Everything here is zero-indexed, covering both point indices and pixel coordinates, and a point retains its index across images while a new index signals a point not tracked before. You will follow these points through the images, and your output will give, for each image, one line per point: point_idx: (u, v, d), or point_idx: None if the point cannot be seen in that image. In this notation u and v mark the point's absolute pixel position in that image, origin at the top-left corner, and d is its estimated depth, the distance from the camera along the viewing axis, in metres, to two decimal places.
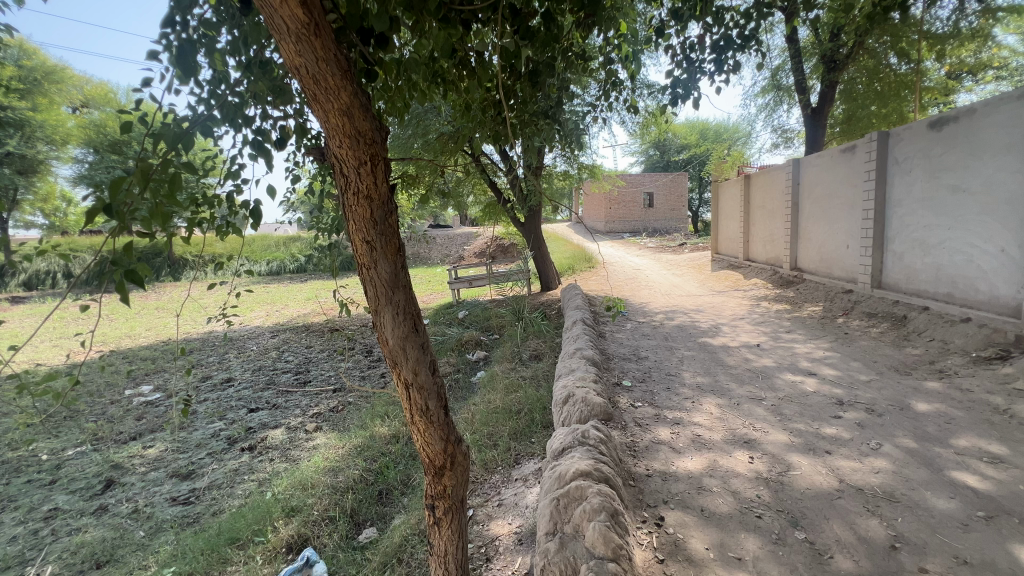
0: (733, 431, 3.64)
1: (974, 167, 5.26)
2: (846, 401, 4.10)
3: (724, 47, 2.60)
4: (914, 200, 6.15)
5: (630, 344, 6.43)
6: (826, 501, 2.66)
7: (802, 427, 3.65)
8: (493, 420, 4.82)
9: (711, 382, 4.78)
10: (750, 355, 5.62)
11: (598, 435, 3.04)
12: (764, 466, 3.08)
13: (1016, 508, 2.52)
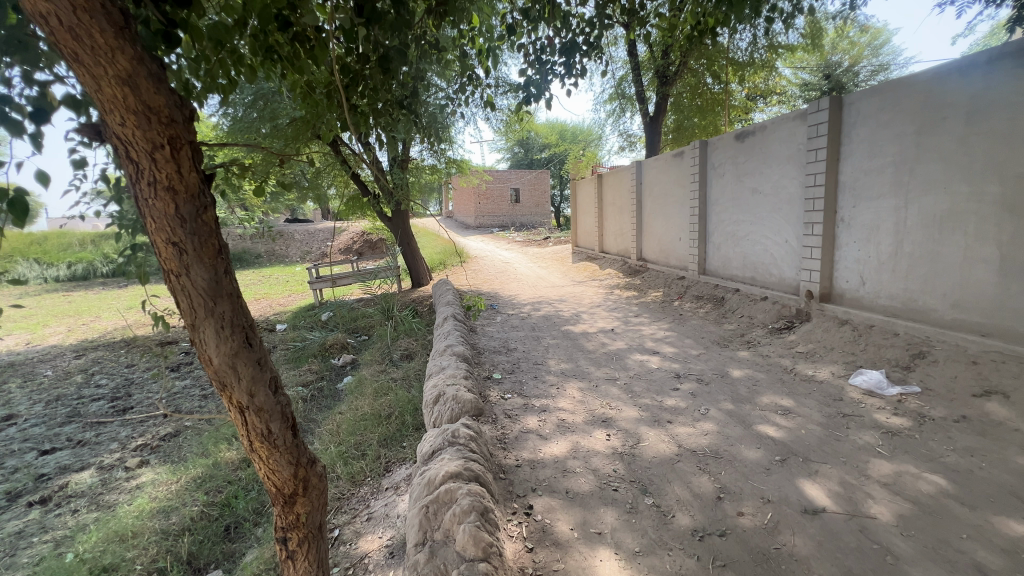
0: (593, 412, 3.93)
1: (767, 173, 6.40)
2: (681, 374, 4.72)
3: (572, 51, 2.72)
4: (726, 199, 7.33)
5: (500, 336, 6.60)
6: (669, 466, 3.02)
7: (649, 401, 4.11)
8: (361, 428, 4.53)
9: (574, 367, 5.13)
10: (606, 339, 6.17)
11: (468, 433, 3.03)
12: (618, 441, 3.39)
13: (800, 449, 3.14)
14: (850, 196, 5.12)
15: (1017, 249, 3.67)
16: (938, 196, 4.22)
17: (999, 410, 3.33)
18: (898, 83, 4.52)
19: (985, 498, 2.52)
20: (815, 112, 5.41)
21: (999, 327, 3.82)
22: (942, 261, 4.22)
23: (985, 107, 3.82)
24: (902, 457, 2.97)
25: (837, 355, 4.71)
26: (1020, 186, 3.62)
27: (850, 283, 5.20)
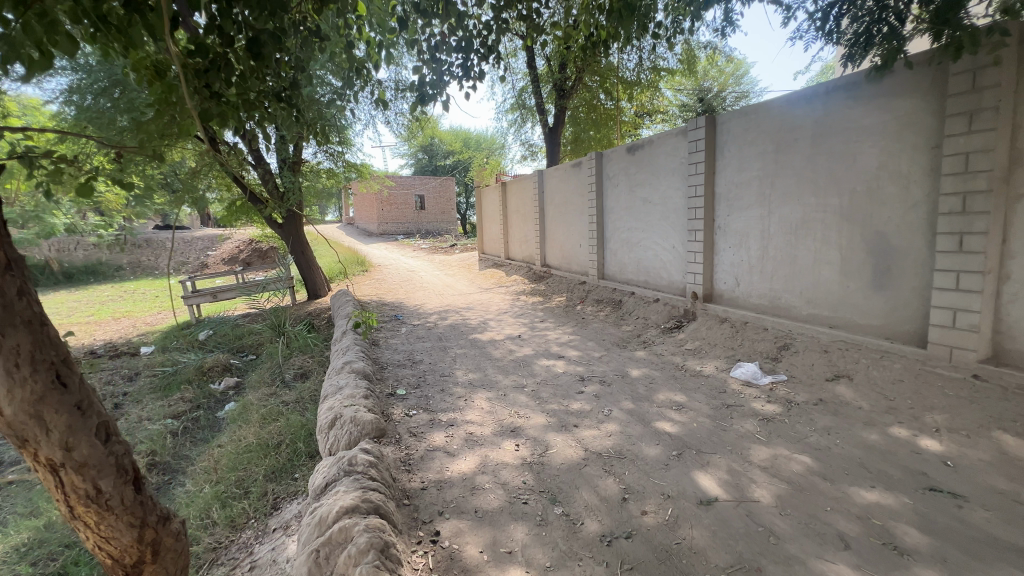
0: (502, 422, 3.85)
1: (655, 184, 6.91)
2: (586, 377, 4.85)
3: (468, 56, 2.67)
4: (621, 208, 7.78)
5: (405, 348, 6.30)
6: (577, 471, 3.04)
7: (556, 406, 4.14)
8: (244, 462, 3.99)
9: (481, 377, 5.02)
10: (513, 346, 6.17)
11: (367, 459, 2.77)
12: (527, 450, 3.34)
13: (693, 442, 3.35)
14: (725, 206, 5.68)
15: (852, 252, 4.30)
16: (793, 207, 4.82)
17: (847, 391, 3.84)
18: (759, 107, 5.11)
19: (842, 472, 2.85)
20: (693, 129, 5.94)
21: (842, 319, 4.43)
22: (798, 263, 4.82)
23: (825, 131, 4.44)
24: (776, 441, 3.29)
25: (719, 351, 5.17)
26: (853, 199, 4.25)
27: (727, 284, 5.77)
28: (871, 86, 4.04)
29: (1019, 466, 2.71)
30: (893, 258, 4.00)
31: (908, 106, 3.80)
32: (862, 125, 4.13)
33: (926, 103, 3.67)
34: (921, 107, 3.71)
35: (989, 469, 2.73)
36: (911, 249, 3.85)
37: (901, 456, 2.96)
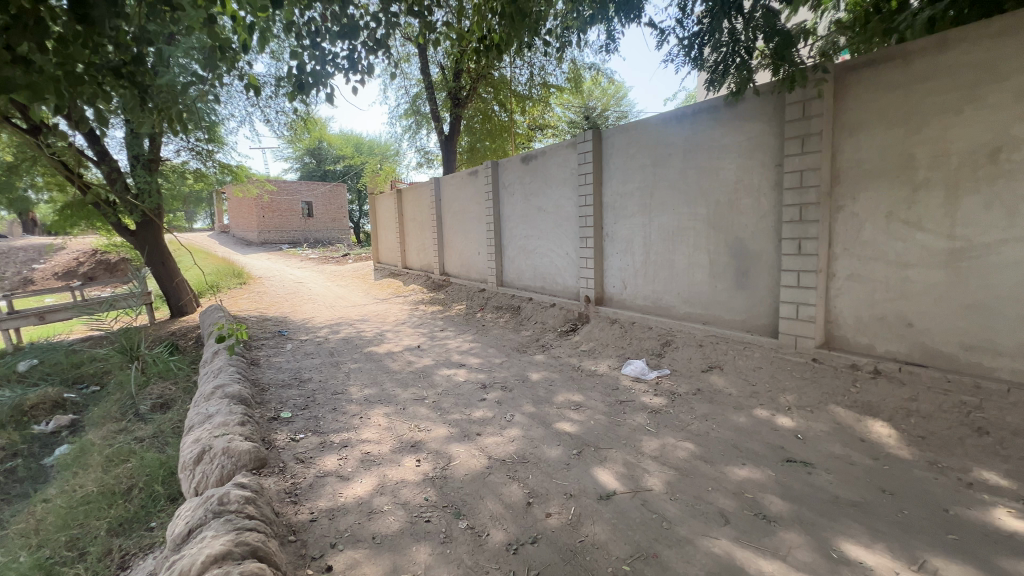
0: (401, 438, 3.65)
1: (548, 193, 7.17)
2: (487, 384, 4.81)
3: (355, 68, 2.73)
4: (517, 216, 7.96)
5: (290, 366, 5.72)
6: (481, 481, 2.97)
7: (458, 416, 4.03)
8: (80, 517, 3.27)
9: (378, 392, 4.74)
10: (413, 357, 5.94)
11: (243, 495, 2.42)
12: (429, 465, 3.19)
13: (592, 440, 3.47)
14: (612, 215, 6.08)
15: (718, 256, 4.83)
16: (669, 216, 5.29)
17: (718, 380, 4.28)
18: (638, 124, 5.56)
19: (719, 453, 3.15)
20: (582, 142, 6.28)
21: (712, 316, 4.95)
22: (675, 267, 5.30)
23: (693, 148, 4.95)
24: (663, 431, 3.54)
25: (611, 350, 5.48)
26: (717, 209, 4.79)
27: (616, 288, 6.16)
28: (728, 110, 4.60)
29: (849, 433, 3.22)
30: (750, 261, 4.56)
31: (756, 129, 4.39)
32: (722, 144, 4.68)
33: (770, 127, 4.27)
34: (766, 130, 4.31)
35: (829, 438, 3.20)
36: (763, 252, 4.43)
37: (764, 434, 3.36)
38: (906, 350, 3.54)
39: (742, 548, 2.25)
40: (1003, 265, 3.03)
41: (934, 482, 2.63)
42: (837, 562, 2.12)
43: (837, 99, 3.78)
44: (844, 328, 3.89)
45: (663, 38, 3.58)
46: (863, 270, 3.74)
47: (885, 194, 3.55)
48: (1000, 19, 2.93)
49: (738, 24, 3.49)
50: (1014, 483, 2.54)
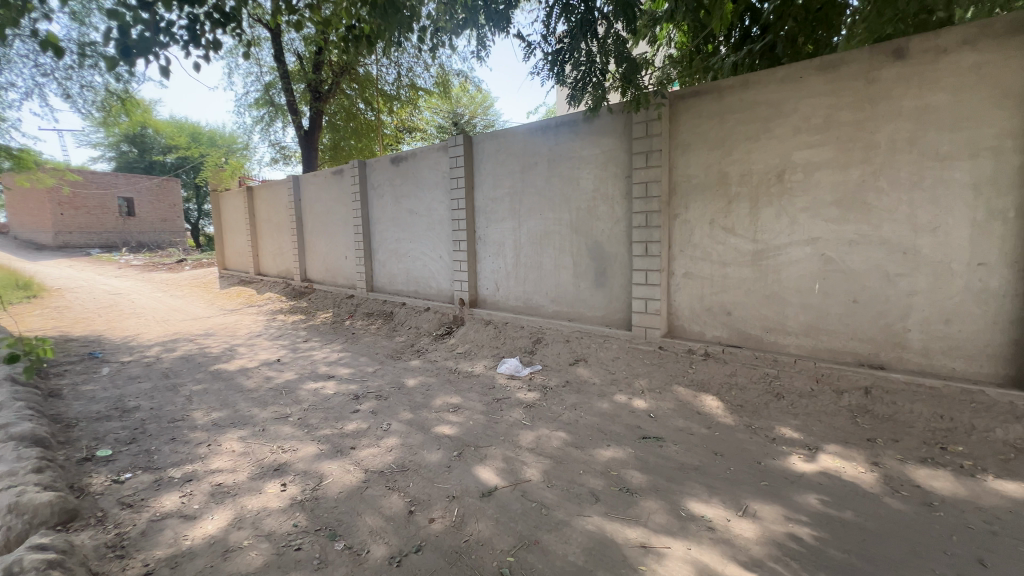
0: (261, 462, 3.26)
1: (420, 196, 7.06)
2: (360, 394, 4.55)
3: (190, 43, 2.85)
4: (387, 219, 7.69)
5: (107, 394, 4.72)
6: (358, 496, 2.79)
7: (328, 431, 3.74)
8: None
9: (230, 414, 4.16)
10: (271, 372, 5.34)
11: (45, 558, 1.92)
12: (297, 488, 2.90)
13: (471, 440, 3.50)
14: (484, 218, 6.22)
15: (580, 258, 5.26)
16: (537, 220, 5.61)
17: (584, 372, 4.66)
18: (507, 132, 5.80)
19: (587, 438, 3.42)
20: (453, 146, 6.33)
21: (577, 313, 5.37)
22: (543, 268, 5.63)
23: (556, 157, 5.33)
24: (538, 423, 3.73)
25: (487, 351, 5.59)
26: (578, 214, 5.22)
27: (489, 290, 6.32)
28: (585, 125, 5.06)
29: (689, 408, 3.76)
30: (607, 262, 5.05)
31: (609, 144, 4.88)
32: (582, 155, 5.12)
33: (620, 143, 4.79)
34: (617, 145, 4.83)
35: (674, 414, 3.69)
36: (617, 254, 4.95)
37: (623, 416, 3.74)
38: (727, 334, 4.25)
39: (611, 521, 2.47)
40: (788, 262, 3.83)
41: (750, 441, 3.21)
42: (685, 519, 2.45)
43: (671, 122, 4.40)
44: (682, 319, 4.53)
45: (529, 51, 3.79)
46: (694, 269, 4.39)
47: (708, 204, 4.23)
48: (780, 69, 3.71)
49: (594, 47, 3.81)
50: (801, 433, 3.22)
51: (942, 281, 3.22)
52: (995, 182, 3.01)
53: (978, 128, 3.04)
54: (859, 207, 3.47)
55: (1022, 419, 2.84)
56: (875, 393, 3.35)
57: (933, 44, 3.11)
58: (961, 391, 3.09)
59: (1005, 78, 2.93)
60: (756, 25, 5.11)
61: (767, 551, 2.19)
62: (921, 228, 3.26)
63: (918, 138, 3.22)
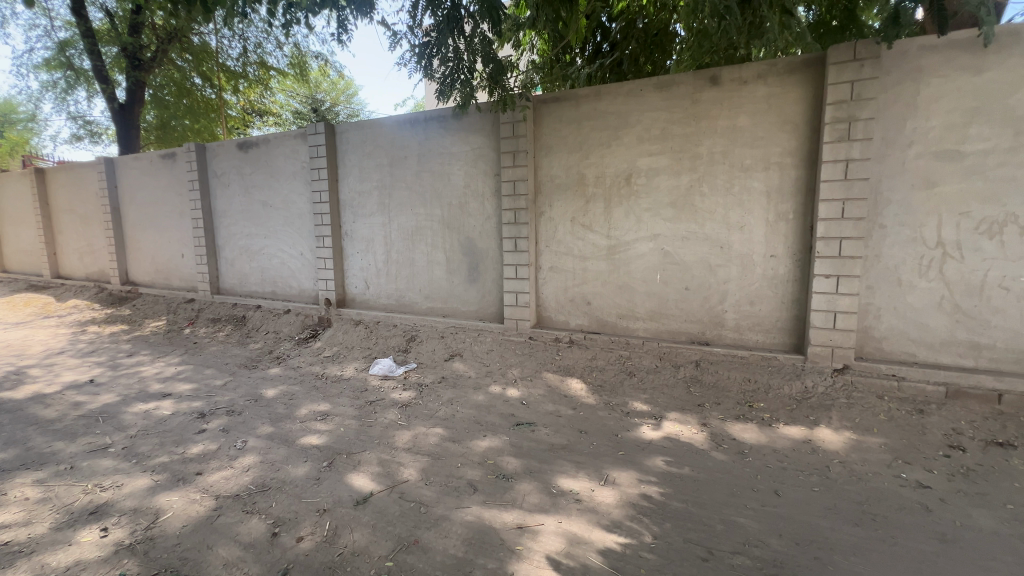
0: (71, 506, 2.67)
1: (275, 187, 6.39)
2: (207, 412, 3.98)
3: None
4: (235, 212, 6.81)
5: None
6: (207, 527, 2.45)
7: (165, 458, 3.20)
8: None
9: (20, 453, 3.31)
10: (82, 396, 4.38)
11: None
12: (124, 530, 2.44)
13: (343, 447, 3.30)
14: (350, 213, 5.88)
15: (453, 254, 5.29)
16: (408, 216, 5.48)
17: (460, 366, 4.70)
18: (373, 123, 5.54)
19: (464, 431, 3.47)
20: (313, 134, 5.84)
21: (451, 309, 5.40)
22: (416, 265, 5.53)
23: (426, 152, 5.26)
24: (415, 422, 3.67)
25: (357, 352, 5.31)
26: (450, 210, 5.23)
27: (358, 288, 6.01)
28: (454, 121, 5.07)
29: (557, 392, 4.03)
30: (479, 258, 5.15)
31: (479, 142, 4.97)
32: (452, 151, 5.13)
33: (489, 141, 4.91)
34: (486, 143, 4.94)
35: (544, 399, 3.93)
36: (489, 250, 5.08)
37: (498, 406, 3.87)
38: (588, 322, 4.65)
39: (489, 508, 2.55)
40: (636, 256, 4.33)
41: (609, 417, 3.57)
42: (556, 495, 2.65)
43: (535, 124, 4.64)
44: (549, 310, 4.84)
45: (395, 40, 3.65)
46: (559, 263, 4.72)
47: (569, 204, 4.58)
48: (626, 84, 4.15)
49: (461, 44, 3.82)
50: (649, 405, 3.68)
51: (747, 270, 3.94)
52: (780, 190, 3.77)
53: (769, 147, 3.77)
54: (689, 208, 4.07)
55: (801, 376, 3.63)
56: (703, 365, 3.97)
57: (738, 75, 3.76)
58: (761, 358, 3.83)
59: (785, 108, 3.68)
60: (606, 42, 5.61)
61: (625, 512, 2.47)
62: (732, 227, 3.94)
63: (729, 152, 3.88)
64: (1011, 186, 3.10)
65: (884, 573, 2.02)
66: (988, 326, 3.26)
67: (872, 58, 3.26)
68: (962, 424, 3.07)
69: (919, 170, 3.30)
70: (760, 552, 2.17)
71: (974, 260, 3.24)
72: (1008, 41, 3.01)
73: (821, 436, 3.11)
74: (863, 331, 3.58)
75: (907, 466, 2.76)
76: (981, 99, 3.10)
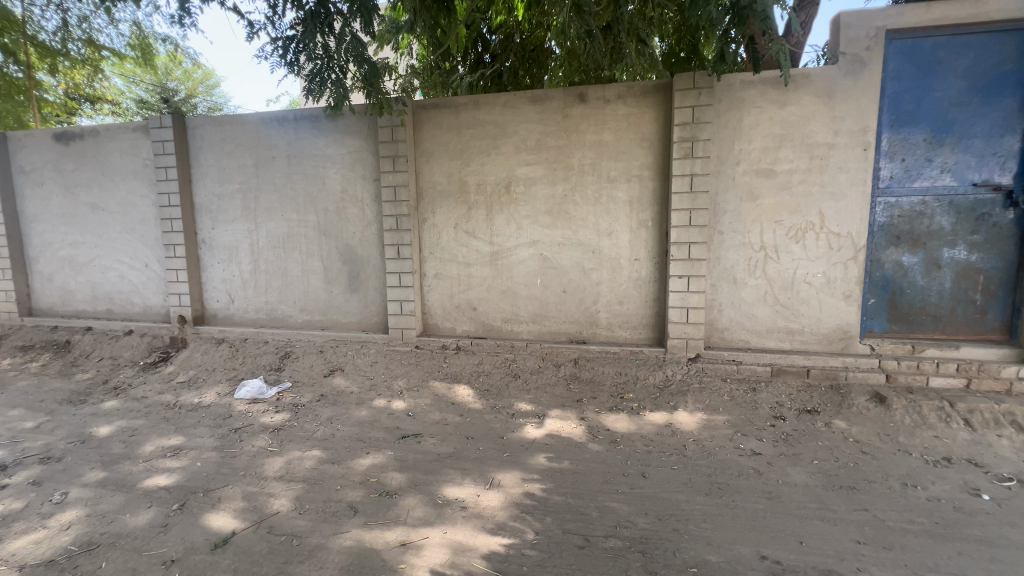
0: None
1: (108, 188, 5.43)
2: (11, 463, 3.22)
3: None
4: (52, 215, 5.66)
5: None
6: None
7: None
8: None
9: None
10: None
11: None
12: None
13: (198, 485, 2.90)
14: (208, 218, 5.23)
15: (332, 263, 4.97)
16: (278, 222, 5.03)
17: (341, 381, 4.41)
18: (234, 119, 5.00)
19: (345, 451, 3.27)
20: (156, 128, 5.07)
21: (331, 321, 5.07)
22: (289, 275, 5.10)
23: (298, 154, 4.88)
24: (288, 446, 3.36)
25: (219, 375, 4.71)
26: (327, 216, 4.91)
27: (220, 302, 5.36)
28: (328, 122, 4.78)
29: (444, 400, 3.99)
30: (361, 266, 4.91)
31: (357, 145, 4.75)
32: (327, 154, 4.83)
33: (367, 145, 4.72)
34: (364, 147, 4.73)
35: (431, 408, 3.86)
36: (370, 258, 4.87)
37: (383, 421, 3.71)
38: (474, 328, 4.70)
39: (371, 530, 2.43)
40: (518, 262, 4.48)
41: (495, 420, 3.63)
42: (441, 506, 2.61)
43: (415, 130, 4.57)
44: (435, 317, 4.79)
45: (252, 30, 3.33)
46: (443, 270, 4.70)
47: (452, 210, 4.58)
48: (503, 95, 4.28)
49: (331, 42, 3.61)
50: (533, 405, 3.82)
51: (616, 273, 4.30)
52: (640, 200, 4.18)
53: (630, 161, 4.16)
54: (564, 216, 4.32)
55: (662, 366, 4.05)
56: (581, 362, 4.23)
57: (602, 94, 4.10)
58: (630, 352, 4.20)
59: (642, 126, 4.09)
60: (487, 53, 5.79)
61: (508, 513, 2.52)
62: (601, 233, 4.28)
63: (596, 164, 4.20)
64: (809, 200, 3.80)
65: (728, 534, 2.33)
66: (799, 314, 3.95)
67: (707, 88, 3.78)
68: (783, 397, 3.67)
69: (745, 185, 3.89)
70: (628, 532, 2.36)
71: (787, 260, 3.91)
72: (802, 82, 3.69)
73: (679, 419, 3.50)
74: (710, 323, 4.12)
75: (744, 438, 3.22)
76: (786, 128, 3.76)
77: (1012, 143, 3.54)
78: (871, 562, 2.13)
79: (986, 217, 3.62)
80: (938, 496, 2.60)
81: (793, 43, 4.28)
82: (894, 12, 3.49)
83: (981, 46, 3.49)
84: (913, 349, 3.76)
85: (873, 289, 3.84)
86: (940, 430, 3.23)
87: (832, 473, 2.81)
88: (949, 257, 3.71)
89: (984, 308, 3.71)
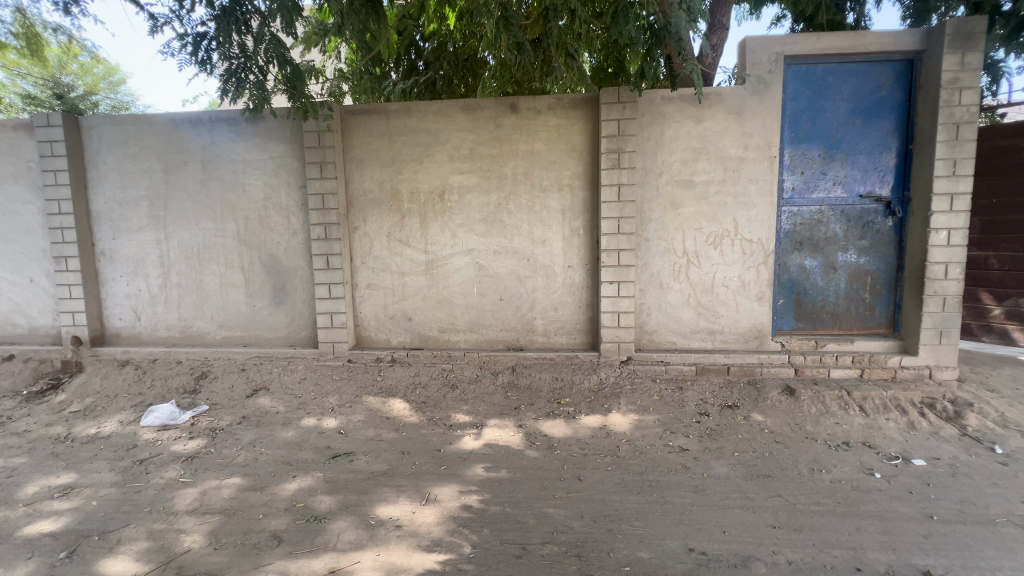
0: None
1: None
2: None
3: None
4: None
5: None
6: None
7: None
8: None
9: None
10: None
11: None
12: None
13: (92, 527, 2.57)
14: (108, 228, 4.72)
15: (253, 274, 4.66)
16: (191, 231, 4.64)
17: (265, 401, 4.12)
18: (138, 119, 4.56)
19: (269, 476, 3.05)
20: (42, 127, 4.50)
21: (254, 337, 4.74)
22: (205, 288, 4.72)
23: (213, 159, 4.54)
24: (202, 476, 3.07)
25: (122, 401, 4.23)
26: (247, 225, 4.60)
27: (124, 320, 4.85)
28: (248, 125, 4.50)
29: (379, 415, 3.83)
30: (286, 277, 4.64)
31: (279, 150, 4.50)
32: (247, 158, 4.53)
33: (292, 151, 4.49)
34: (289, 152, 4.50)
35: (365, 425, 3.70)
36: (297, 268, 4.61)
37: (312, 441, 3.50)
38: (410, 339, 4.59)
39: (296, 559, 2.28)
40: (453, 270, 4.44)
41: (432, 433, 3.54)
42: (373, 526, 2.50)
43: (344, 135, 4.41)
44: (368, 329, 4.62)
45: (155, 24, 3.07)
46: (376, 280, 4.55)
47: (384, 219, 4.46)
48: (435, 103, 4.25)
49: (249, 42, 3.41)
50: (470, 415, 3.78)
51: (550, 279, 4.38)
52: (572, 209, 4.29)
53: (561, 171, 4.26)
54: (498, 224, 4.34)
55: (596, 370, 4.17)
56: (518, 369, 4.25)
57: (533, 105, 4.18)
58: (566, 358, 4.28)
59: (572, 137, 4.21)
60: (420, 61, 5.74)
61: (445, 528, 2.46)
62: (535, 241, 4.34)
63: (529, 173, 4.27)
64: (724, 209, 4.09)
65: (658, 530, 2.42)
66: (719, 315, 4.22)
67: (631, 102, 3.97)
68: (707, 394, 3.90)
69: (668, 195, 4.11)
70: (565, 537, 2.38)
71: (707, 265, 4.17)
72: (715, 100, 3.98)
73: (613, 421, 3.60)
74: (640, 327, 4.29)
75: (672, 435, 3.38)
76: (702, 141, 4.03)
77: (889, 159, 4.01)
78: (784, 545, 2.29)
79: (871, 224, 4.08)
80: (839, 477, 2.86)
81: (707, 64, 4.60)
82: (790, 40, 3.86)
83: (862, 73, 3.94)
84: (817, 344, 4.13)
85: (782, 291, 4.20)
86: (841, 417, 3.57)
87: (751, 464, 3.01)
88: (843, 260, 4.13)
89: (872, 306, 4.16)
